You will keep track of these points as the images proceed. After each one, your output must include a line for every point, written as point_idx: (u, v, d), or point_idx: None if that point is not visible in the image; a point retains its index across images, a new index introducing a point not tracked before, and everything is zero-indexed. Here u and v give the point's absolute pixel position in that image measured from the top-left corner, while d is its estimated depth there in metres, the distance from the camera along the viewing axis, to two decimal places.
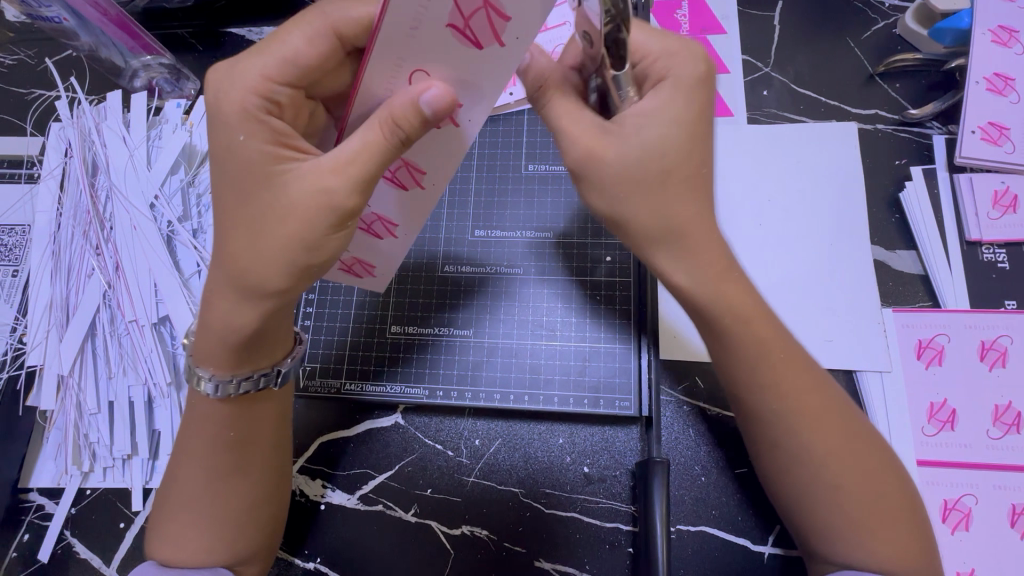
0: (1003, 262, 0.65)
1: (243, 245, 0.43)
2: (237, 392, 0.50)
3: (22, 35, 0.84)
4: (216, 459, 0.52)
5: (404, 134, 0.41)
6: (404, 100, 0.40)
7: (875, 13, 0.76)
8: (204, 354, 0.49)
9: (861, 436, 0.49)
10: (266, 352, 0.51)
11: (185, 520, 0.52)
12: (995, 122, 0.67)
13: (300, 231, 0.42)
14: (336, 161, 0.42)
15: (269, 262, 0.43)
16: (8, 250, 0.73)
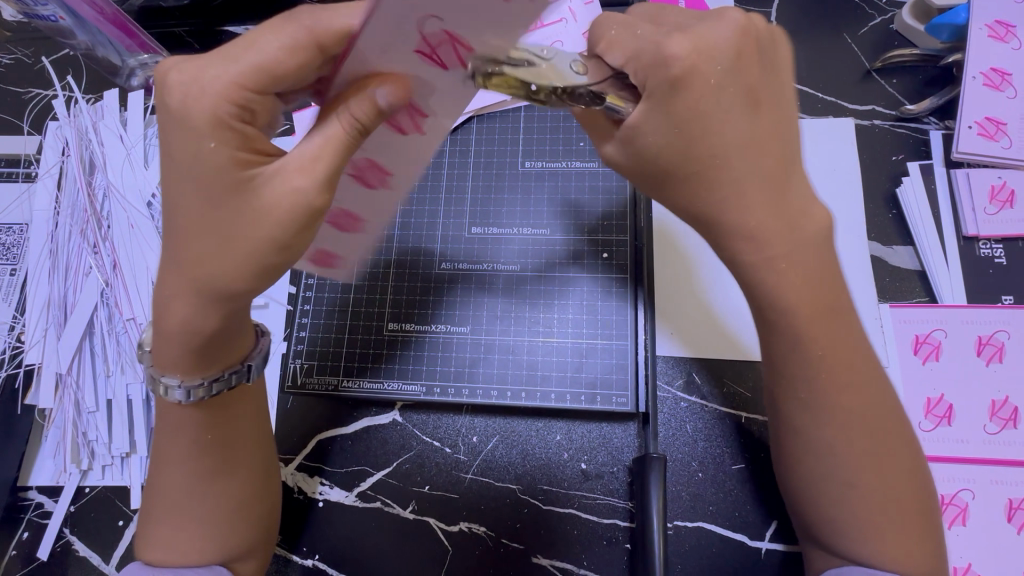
0: (1000, 257, 0.65)
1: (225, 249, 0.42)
2: (206, 395, 0.48)
3: (19, 34, 0.84)
4: (210, 459, 0.52)
5: (363, 126, 0.41)
6: (358, 96, 0.41)
7: (872, 8, 0.76)
8: (162, 358, 0.47)
9: (890, 421, 0.49)
10: (229, 351, 0.49)
11: (180, 518, 0.52)
12: (992, 117, 0.67)
13: (294, 228, 0.42)
14: (302, 156, 0.41)
15: (252, 263, 0.42)
16: (5, 248, 0.73)
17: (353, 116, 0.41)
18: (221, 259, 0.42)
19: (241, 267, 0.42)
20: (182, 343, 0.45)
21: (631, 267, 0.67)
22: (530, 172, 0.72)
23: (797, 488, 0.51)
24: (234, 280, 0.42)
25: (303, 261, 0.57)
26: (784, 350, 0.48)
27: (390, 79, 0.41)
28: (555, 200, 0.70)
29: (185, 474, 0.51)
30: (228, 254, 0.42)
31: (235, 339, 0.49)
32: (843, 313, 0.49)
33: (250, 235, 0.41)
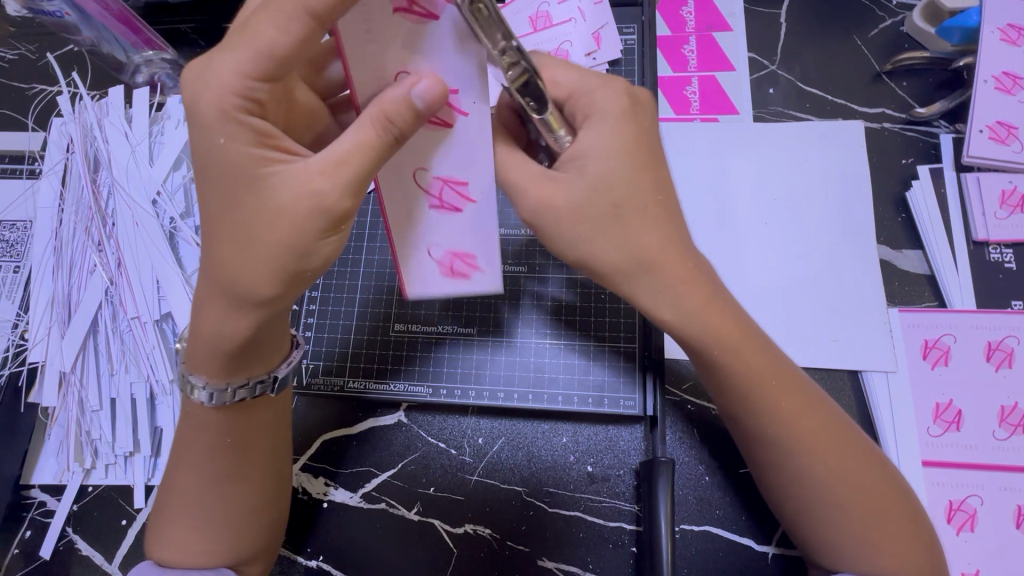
0: (1010, 262, 0.64)
1: (232, 254, 0.42)
2: (231, 399, 0.50)
3: (22, 29, 0.84)
4: (215, 460, 0.51)
5: (398, 132, 0.39)
6: (395, 96, 0.37)
7: (882, 10, 0.76)
8: (196, 356, 0.49)
9: (847, 436, 0.49)
10: (262, 360, 0.51)
11: (188, 519, 0.52)
12: (1003, 121, 0.66)
13: (295, 233, 0.41)
14: (323, 162, 0.40)
15: (261, 264, 0.41)
16: (9, 246, 0.72)
17: (386, 117, 0.38)
18: (243, 257, 0.42)
19: (274, 266, 0.42)
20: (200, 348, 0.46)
21: None
22: None
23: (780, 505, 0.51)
24: (266, 281, 0.42)
25: (435, 273, 0.49)
26: (735, 376, 0.49)
27: (428, 84, 0.37)
28: None
29: (191, 476, 0.51)
30: (264, 252, 0.41)
31: (266, 351, 0.50)
32: (766, 344, 0.50)
33: (291, 232, 0.41)
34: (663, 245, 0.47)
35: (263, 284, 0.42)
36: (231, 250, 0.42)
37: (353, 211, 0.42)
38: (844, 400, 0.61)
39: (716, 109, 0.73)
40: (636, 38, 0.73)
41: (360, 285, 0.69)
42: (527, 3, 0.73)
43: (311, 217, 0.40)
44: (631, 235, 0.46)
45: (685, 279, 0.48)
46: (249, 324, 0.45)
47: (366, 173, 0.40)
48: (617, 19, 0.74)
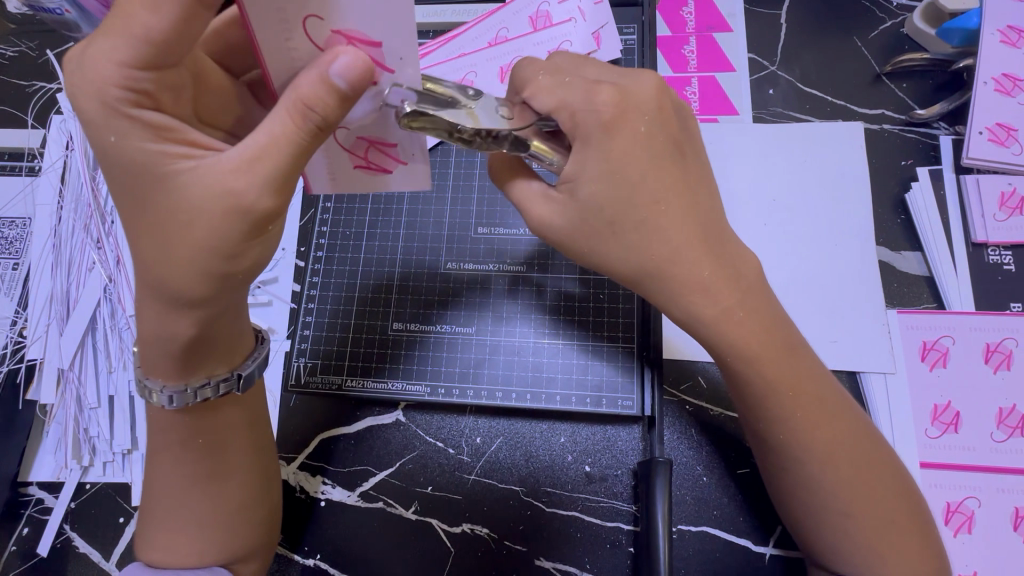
0: (1009, 264, 0.64)
1: (156, 256, 0.41)
2: (192, 399, 0.49)
3: (22, 27, 0.84)
4: (208, 460, 0.51)
5: (320, 118, 0.39)
6: (314, 81, 0.38)
7: (882, 12, 0.75)
8: (150, 360, 0.47)
9: (869, 447, 0.49)
10: (221, 355, 0.49)
11: (184, 518, 0.52)
12: (1002, 123, 0.66)
13: (214, 240, 0.40)
14: (239, 157, 0.39)
15: (184, 270, 0.41)
16: (7, 243, 0.72)
17: (306, 106, 0.38)
18: (175, 262, 0.41)
19: (199, 268, 0.41)
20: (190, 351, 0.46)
21: None
22: None
23: (789, 510, 0.51)
24: (193, 282, 0.41)
25: (349, 166, 0.48)
26: (767, 386, 0.48)
27: (350, 58, 0.38)
28: None
29: (183, 477, 0.51)
30: (186, 252, 0.40)
31: (226, 344, 0.49)
32: (794, 348, 0.49)
33: (211, 233, 0.40)
34: (664, 247, 0.46)
35: (191, 282, 0.42)
36: (158, 242, 0.41)
37: (277, 211, 0.41)
38: None
39: (715, 110, 0.73)
40: (636, 39, 0.73)
41: (359, 284, 0.69)
42: (527, 3, 0.74)
43: (230, 217, 0.39)
44: (623, 240, 0.46)
45: (672, 295, 0.48)
46: (189, 325, 0.44)
47: (291, 164, 0.40)
48: (617, 19, 0.74)
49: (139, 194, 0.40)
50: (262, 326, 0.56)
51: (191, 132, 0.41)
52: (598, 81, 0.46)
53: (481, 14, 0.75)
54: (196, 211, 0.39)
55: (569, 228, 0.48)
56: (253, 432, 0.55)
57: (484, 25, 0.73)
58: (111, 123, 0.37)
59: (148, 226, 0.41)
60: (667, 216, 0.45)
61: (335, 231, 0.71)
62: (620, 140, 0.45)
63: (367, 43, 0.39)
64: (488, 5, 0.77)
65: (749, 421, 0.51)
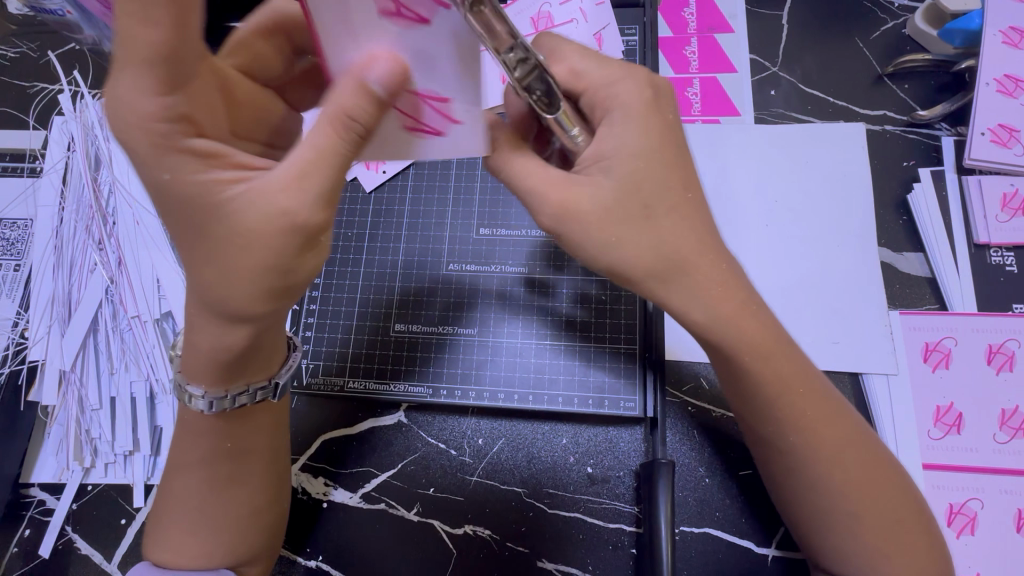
0: (1011, 265, 0.64)
1: (209, 269, 0.41)
2: (236, 404, 0.50)
3: (25, 28, 0.84)
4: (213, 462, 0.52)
5: (361, 128, 0.40)
6: (353, 93, 0.39)
7: (884, 12, 0.75)
8: (195, 369, 0.48)
9: (875, 458, 0.49)
10: (262, 365, 0.51)
11: (194, 520, 0.52)
12: (1005, 124, 0.66)
13: (267, 257, 0.40)
14: (287, 175, 0.40)
15: (237, 284, 0.41)
16: (9, 244, 0.72)
17: (348, 116, 0.39)
18: (229, 275, 0.41)
19: (255, 288, 0.41)
20: (197, 355, 0.46)
21: None
22: None
23: (794, 514, 0.51)
24: (248, 298, 0.42)
25: (397, 128, 0.45)
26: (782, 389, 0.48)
27: (385, 65, 0.39)
28: None
29: (187, 480, 0.51)
30: (240, 278, 0.41)
31: (265, 356, 0.50)
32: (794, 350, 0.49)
33: (268, 249, 0.40)
34: (676, 248, 0.45)
35: (243, 301, 0.42)
36: (202, 268, 0.41)
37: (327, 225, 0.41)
38: (843, 402, 0.61)
39: (717, 111, 0.73)
40: (638, 40, 0.73)
41: (361, 285, 0.69)
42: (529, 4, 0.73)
43: (286, 235, 0.40)
44: (636, 236, 0.45)
45: None
46: (243, 336, 0.45)
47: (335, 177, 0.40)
48: (619, 20, 0.74)
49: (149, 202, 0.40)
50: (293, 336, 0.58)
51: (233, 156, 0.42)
52: (623, 74, 0.47)
53: None
54: (229, 237, 0.40)
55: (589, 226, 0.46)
56: (271, 437, 0.55)
57: None
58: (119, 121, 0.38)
59: (190, 251, 0.42)
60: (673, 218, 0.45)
61: (337, 233, 0.71)
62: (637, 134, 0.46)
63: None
64: None
65: (756, 432, 0.51)
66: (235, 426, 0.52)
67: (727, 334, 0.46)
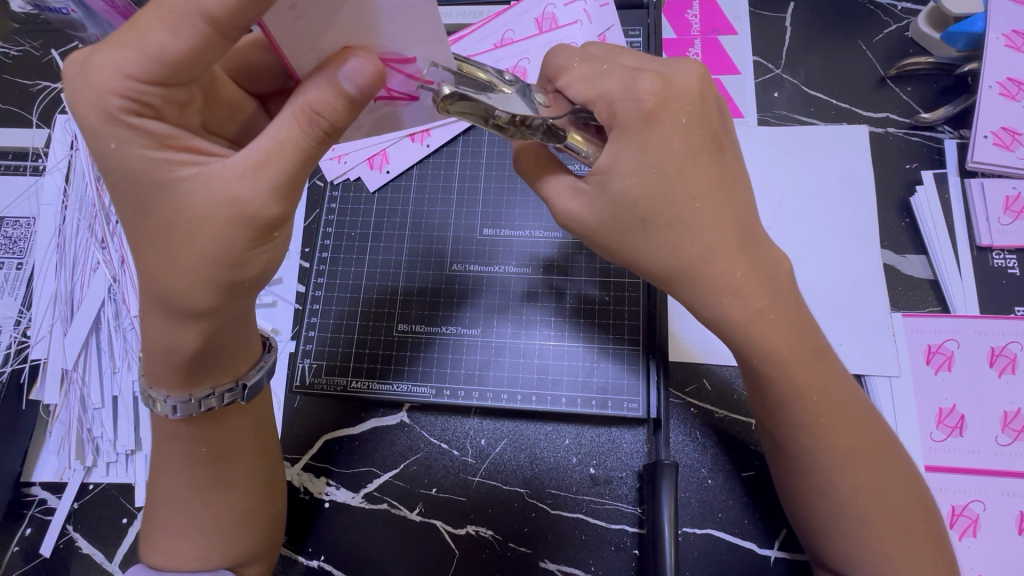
0: (1014, 268, 0.64)
1: (162, 265, 0.41)
2: (198, 409, 0.49)
3: (27, 26, 0.84)
4: (195, 468, 0.51)
5: (328, 124, 0.39)
6: (322, 88, 0.38)
7: (887, 15, 0.76)
8: (160, 373, 0.48)
9: (883, 454, 0.49)
10: (225, 367, 0.49)
11: (188, 521, 0.52)
12: (1007, 127, 0.66)
13: (214, 248, 0.40)
14: (244, 164, 0.39)
15: (185, 280, 0.41)
16: (11, 242, 0.72)
17: (314, 111, 0.38)
18: (179, 271, 0.41)
19: (205, 279, 0.41)
20: (168, 360, 0.46)
21: None
22: None
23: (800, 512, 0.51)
24: (197, 293, 0.42)
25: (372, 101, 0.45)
26: (781, 391, 0.48)
27: (355, 66, 0.38)
28: None
29: (186, 482, 0.51)
30: (190, 266, 0.40)
31: (230, 356, 0.49)
32: (814, 346, 0.50)
33: (217, 241, 0.40)
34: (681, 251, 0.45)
35: (200, 295, 0.42)
36: (158, 257, 0.41)
37: (282, 218, 0.41)
38: None
39: None
40: (641, 41, 0.73)
41: (364, 285, 0.69)
42: (533, 5, 0.74)
43: (236, 225, 0.40)
44: (651, 239, 0.47)
45: None
46: (196, 335, 0.44)
47: (292, 169, 0.40)
48: (623, 21, 0.74)
49: (146, 204, 0.40)
50: (268, 335, 0.56)
51: (193, 138, 0.41)
52: (634, 70, 0.46)
53: (487, 16, 0.75)
54: (203, 227, 0.39)
55: (597, 223, 0.48)
56: (255, 440, 0.55)
57: (490, 27, 0.74)
58: (111, 122, 0.38)
59: (149, 241, 0.41)
60: (682, 216, 0.46)
61: (340, 233, 0.71)
62: (646, 133, 0.45)
63: (402, 63, 0.41)
64: (493, 7, 0.77)
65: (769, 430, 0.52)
66: (235, 427, 0.52)
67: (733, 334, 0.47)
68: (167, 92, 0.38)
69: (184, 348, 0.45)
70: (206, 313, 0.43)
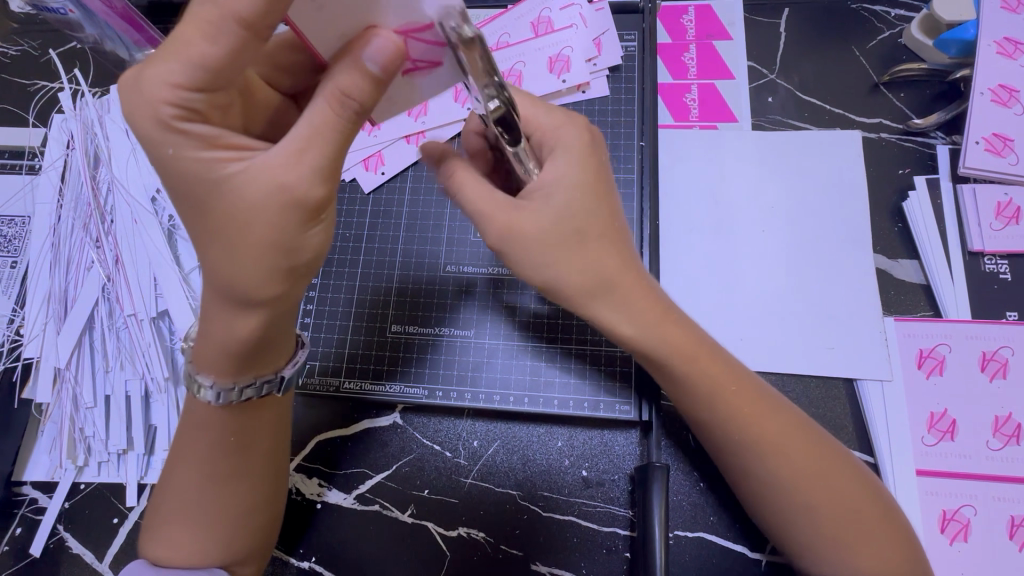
0: (1005, 273, 0.65)
1: (222, 257, 0.41)
2: (240, 400, 0.49)
3: (26, 26, 0.84)
4: (214, 461, 0.51)
5: (358, 104, 0.40)
6: (348, 70, 0.39)
7: (881, 22, 0.76)
8: (207, 359, 0.47)
9: (822, 449, 0.49)
10: (275, 351, 0.49)
11: (193, 519, 0.51)
12: (999, 133, 0.67)
13: (270, 234, 0.40)
14: (286, 150, 0.39)
15: (253, 267, 0.41)
16: (6, 241, 0.72)
17: (344, 94, 0.39)
18: (239, 260, 0.41)
19: (265, 267, 0.41)
20: (226, 353, 0.46)
21: None
22: None
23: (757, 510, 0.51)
24: (263, 281, 0.42)
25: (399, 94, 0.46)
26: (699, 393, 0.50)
27: (380, 43, 0.38)
28: None
29: (199, 475, 0.51)
30: (254, 253, 0.41)
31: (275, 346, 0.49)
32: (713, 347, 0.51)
33: (272, 228, 0.40)
34: None
35: (263, 284, 0.42)
36: (216, 249, 0.41)
37: (329, 200, 0.41)
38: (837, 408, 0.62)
39: (714, 117, 0.74)
40: (636, 45, 0.73)
41: (358, 286, 0.69)
42: (529, 8, 0.74)
43: (286, 208, 0.40)
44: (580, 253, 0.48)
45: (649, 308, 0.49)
46: (257, 322, 0.44)
47: (336, 151, 0.40)
48: (619, 25, 0.74)
49: (193, 193, 0.40)
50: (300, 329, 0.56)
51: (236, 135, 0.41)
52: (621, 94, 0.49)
53: (483, 20, 0.76)
54: (257, 214, 0.40)
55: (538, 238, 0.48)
56: (273, 435, 0.55)
57: (486, 30, 0.74)
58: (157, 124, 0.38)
59: (209, 235, 0.41)
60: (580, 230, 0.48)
61: (334, 233, 0.71)
62: None
63: (420, 36, 0.39)
64: (490, 10, 0.78)
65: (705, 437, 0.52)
66: (262, 418, 0.52)
67: (667, 337, 0.49)
68: (210, 96, 0.38)
69: (239, 338, 0.45)
70: (267, 301, 0.43)
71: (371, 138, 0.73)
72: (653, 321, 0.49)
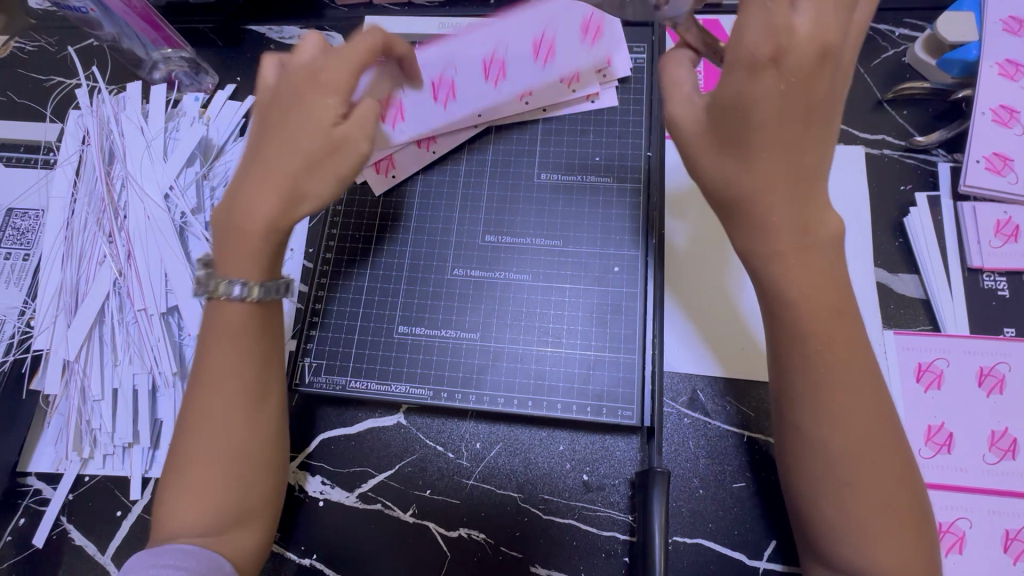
0: (1004, 291, 0.66)
1: (260, 151, 0.54)
2: (257, 299, 0.53)
3: (43, 22, 0.86)
4: (226, 394, 0.53)
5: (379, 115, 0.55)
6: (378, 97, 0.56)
7: (885, 40, 0.78)
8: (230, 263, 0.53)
9: (881, 426, 0.45)
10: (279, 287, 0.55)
11: (200, 488, 0.51)
12: (999, 153, 0.68)
13: (291, 162, 0.53)
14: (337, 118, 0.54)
15: (270, 178, 0.53)
16: (19, 234, 0.73)
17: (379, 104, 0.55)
18: (268, 166, 0.53)
19: (280, 189, 0.52)
20: (237, 249, 0.53)
21: (643, 282, 0.67)
22: (546, 184, 0.72)
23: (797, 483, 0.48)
24: (270, 202, 0.52)
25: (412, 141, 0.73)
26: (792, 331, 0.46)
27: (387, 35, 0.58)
28: (572, 211, 0.70)
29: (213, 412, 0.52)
30: (274, 162, 0.53)
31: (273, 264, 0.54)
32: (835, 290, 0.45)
33: (294, 159, 0.53)
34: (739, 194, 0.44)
35: (267, 202, 0.52)
36: (261, 145, 0.54)
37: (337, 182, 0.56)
38: None
39: None
40: (645, 57, 0.75)
41: (367, 287, 0.70)
42: None
43: (312, 160, 0.53)
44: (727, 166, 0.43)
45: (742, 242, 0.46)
46: (258, 229, 0.52)
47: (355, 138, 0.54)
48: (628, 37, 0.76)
49: (277, 101, 0.55)
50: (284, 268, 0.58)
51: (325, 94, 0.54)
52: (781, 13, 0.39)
53: (503, 9, 0.74)
54: (292, 143, 0.53)
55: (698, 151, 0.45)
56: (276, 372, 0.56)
57: None
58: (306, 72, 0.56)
59: (265, 133, 0.54)
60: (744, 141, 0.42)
61: (344, 234, 0.72)
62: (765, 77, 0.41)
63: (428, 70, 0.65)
64: (502, 19, 0.79)
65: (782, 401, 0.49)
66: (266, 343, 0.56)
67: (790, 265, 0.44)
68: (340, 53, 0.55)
69: (249, 238, 0.53)
70: (266, 215, 0.53)
71: (397, 132, 0.72)
72: (798, 250, 0.44)
